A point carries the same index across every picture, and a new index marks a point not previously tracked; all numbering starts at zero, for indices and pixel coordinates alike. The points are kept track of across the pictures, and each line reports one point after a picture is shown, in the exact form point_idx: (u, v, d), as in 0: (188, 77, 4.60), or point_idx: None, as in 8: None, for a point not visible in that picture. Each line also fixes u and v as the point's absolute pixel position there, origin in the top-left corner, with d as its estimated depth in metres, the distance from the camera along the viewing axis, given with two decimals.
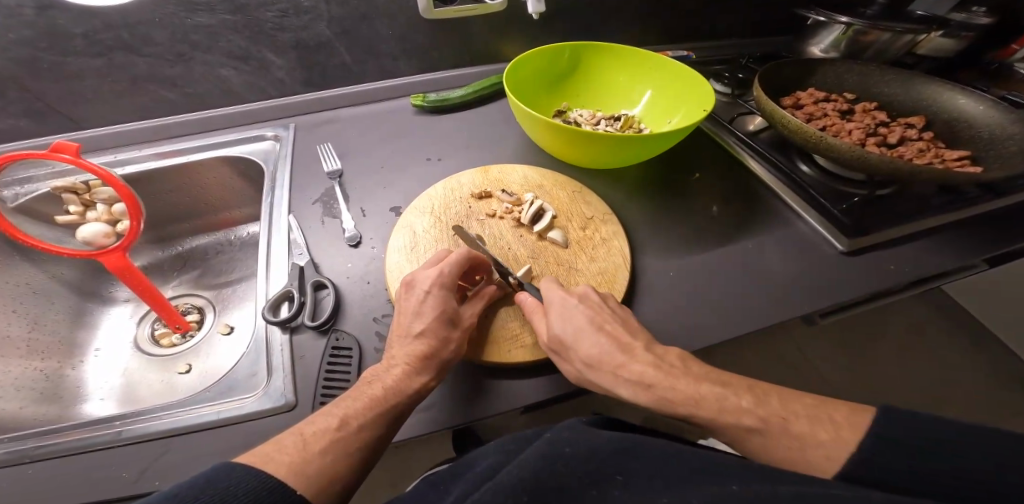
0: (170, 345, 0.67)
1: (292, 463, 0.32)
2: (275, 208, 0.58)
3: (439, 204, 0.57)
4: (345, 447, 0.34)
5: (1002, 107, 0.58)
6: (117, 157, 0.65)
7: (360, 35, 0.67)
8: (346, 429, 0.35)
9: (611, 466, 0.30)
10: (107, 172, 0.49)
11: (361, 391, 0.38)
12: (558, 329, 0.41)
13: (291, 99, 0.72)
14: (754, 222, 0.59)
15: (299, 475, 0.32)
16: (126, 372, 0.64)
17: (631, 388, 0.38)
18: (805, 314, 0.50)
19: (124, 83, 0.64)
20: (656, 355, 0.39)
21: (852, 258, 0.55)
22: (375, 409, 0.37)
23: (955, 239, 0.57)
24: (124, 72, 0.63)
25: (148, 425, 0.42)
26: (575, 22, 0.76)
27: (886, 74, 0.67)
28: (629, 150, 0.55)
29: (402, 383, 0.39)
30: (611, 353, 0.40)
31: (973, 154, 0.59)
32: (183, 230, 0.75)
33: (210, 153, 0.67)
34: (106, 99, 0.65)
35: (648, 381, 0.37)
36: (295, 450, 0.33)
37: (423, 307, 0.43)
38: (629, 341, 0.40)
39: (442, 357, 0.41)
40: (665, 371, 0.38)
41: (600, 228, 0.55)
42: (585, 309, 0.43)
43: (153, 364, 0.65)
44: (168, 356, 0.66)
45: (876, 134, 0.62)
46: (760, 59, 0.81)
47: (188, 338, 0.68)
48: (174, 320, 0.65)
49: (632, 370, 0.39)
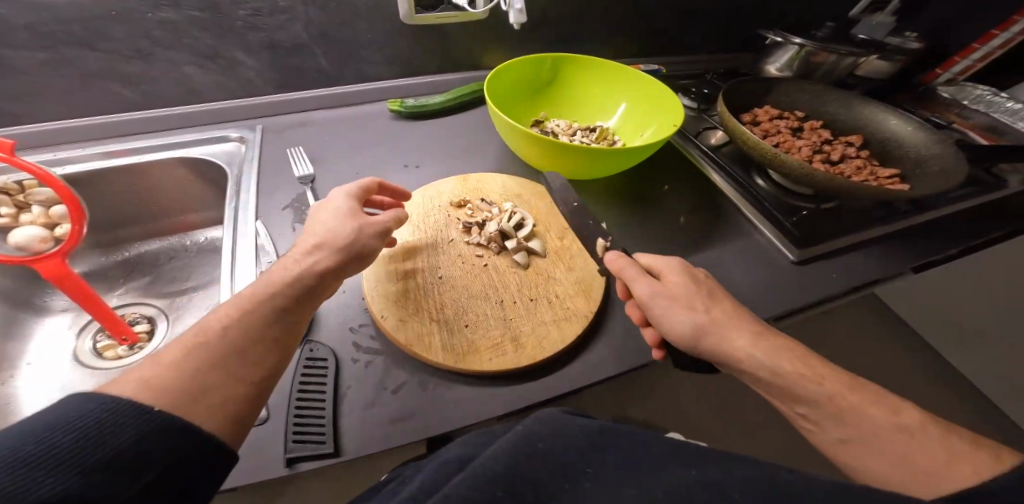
0: (116, 358, 0.62)
1: (148, 379, 0.27)
2: (241, 213, 0.56)
3: (417, 211, 0.56)
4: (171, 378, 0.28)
5: (928, 128, 0.65)
6: (57, 155, 0.59)
7: (337, 39, 0.66)
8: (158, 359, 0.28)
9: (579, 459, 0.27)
10: (44, 171, 0.45)
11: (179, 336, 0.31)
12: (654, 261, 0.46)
13: (259, 100, 0.69)
14: (717, 232, 0.63)
15: (150, 388, 0.27)
16: (67, 389, 0.58)
17: (666, 303, 0.42)
18: (768, 316, 0.54)
19: (72, 80, 0.58)
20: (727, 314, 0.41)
21: (803, 266, 0.60)
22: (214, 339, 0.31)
23: (894, 250, 0.63)
24: (71, 67, 0.57)
25: None
26: (553, 36, 0.78)
27: (831, 95, 0.73)
28: (605, 162, 0.58)
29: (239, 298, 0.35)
30: (679, 291, 0.42)
31: (905, 172, 0.65)
32: (134, 235, 0.70)
33: (169, 153, 0.63)
34: (49, 97, 0.59)
35: (778, 359, 0.37)
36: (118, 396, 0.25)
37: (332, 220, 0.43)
38: (714, 294, 0.43)
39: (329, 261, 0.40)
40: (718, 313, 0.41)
41: (577, 237, 0.56)
42: (682, 270, 0.45)
43: (98, 377, 0.60)
44: (115, 369, 0.60)
45: (822, 151, 0.67)
46: (724, 76, 0.86)
47: (136, 351, 0.63)
48: (121, 331, 0.61)
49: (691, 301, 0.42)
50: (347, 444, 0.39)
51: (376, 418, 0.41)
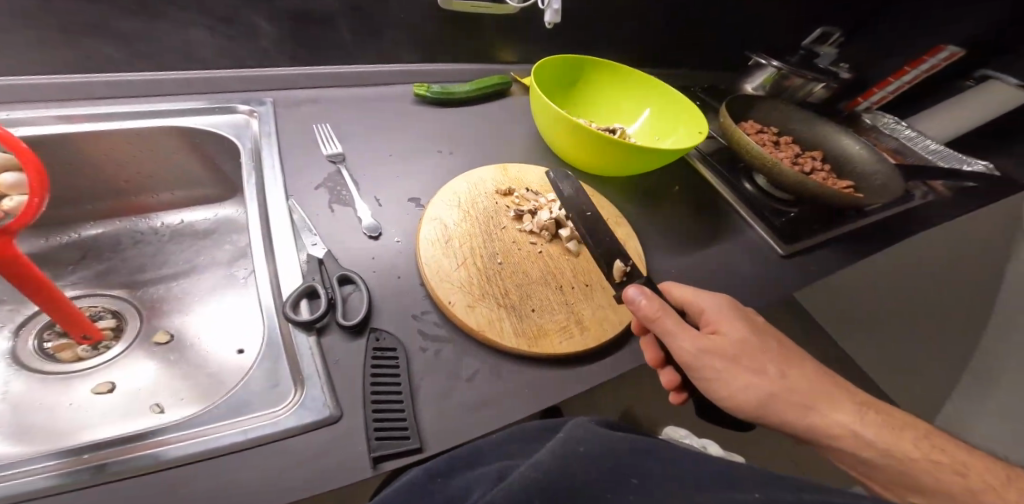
0: (73, 359, 0.53)
1: None
2: (270, 192, 0.51)
3: (465, 198, 0.55)
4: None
5: (874, 150, 0.80)
6: (10, 115, 0.49)
7: (368, 14, 0.62)
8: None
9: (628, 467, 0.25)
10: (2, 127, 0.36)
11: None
12: (708, 307, 0.44)
13: (271, 72, 0.63)
14: (719, 230, 0.70)
15: None
16: (7, 398, 0.47)
17: (717, 360, 0.40)
18: (768, 302, 0.63)
19: (50, 31, 0.49)
20: (774, 374, 0.39)
21: (789, 260, 0.70)
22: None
23: (850, 248, 0.76)
24: (52, 15, 0.47)
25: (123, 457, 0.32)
26: (571, 37, 0.81)
27: (799, 115, 0.87)
28: (637, 160, 0.62)
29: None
30: (726, 350, 0.40)
31: (857, 185, 0.79)
32: (77, 215, 0.60)
33: (154, 122, 0.55)
34: (13, 47, 0.49)
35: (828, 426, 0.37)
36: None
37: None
38: (764, 349, 0.41)
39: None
40: (768, 378, 0.39)
41: (616, 229, 0.59)
42: (739, 323, 0.42)
43: (53, 386, 0.50)
44: (75, 375, 0.51)
45: (797, 163, 0.79)
46: (710, 91, 0.95)
47: (101, 351, 0.54)
48: (83, 329, 0.52)
49: (746, 361, 0.40)
50: (429, 437, 0.38)
51: (456, 406, 0.41)
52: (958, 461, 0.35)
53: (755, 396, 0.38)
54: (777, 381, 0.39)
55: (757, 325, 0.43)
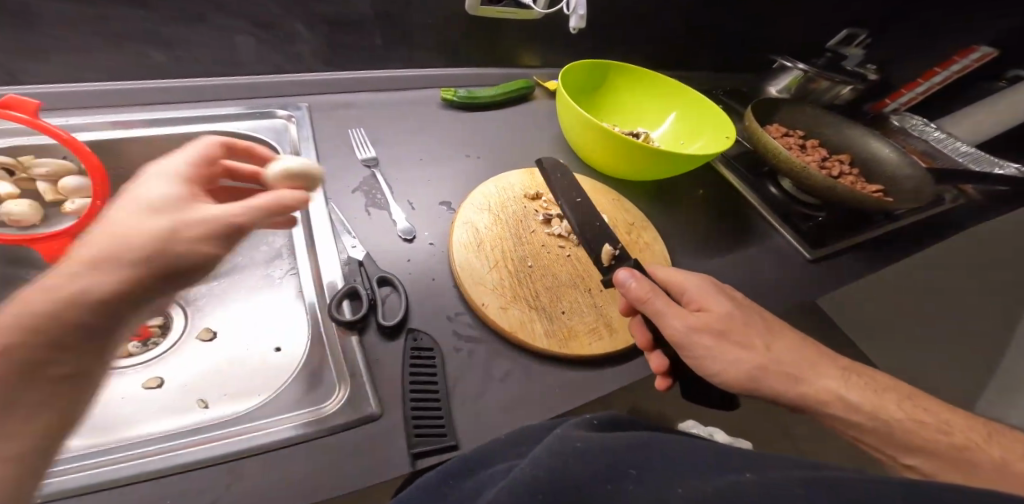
0: (125, 356, 0.56)
1: None
2: (310, 195, 0.53)
3: (495, 202, 0.57)
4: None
5: (905, 153, 0.78)
6: (71, 121, 0.52)
7: (399, 19, 0.64)
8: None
9: (623, 460, 0.25)
10: (70, 136, 0.41)
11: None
12: (692, 286, 0.44)
13: (307, 77, 0.65)
14: (743, 234, 0.70)
15: None
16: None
17: (706, 338, 0.40)
18: (794, 305, 0.63)
19: (106, 40, 0.52)
20: (761, 348, 0.40)
21: (815, 264, 0.69)
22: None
23: (876, 251, 0.75)
24: (110, 25, 0.50)
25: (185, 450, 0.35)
26: (595, 39, 0.82)
27: (825, 118, 0.86)
28: (663, 164, 0.63)
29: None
30: (715, 327, 0.40)
31: (885, 188, 0.78)
32: None
33: (201, 127, 0.57)
34: (73, 56, 0.52)
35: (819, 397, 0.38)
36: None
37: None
38: (747, 323, 0.42)
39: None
40: (754, 352, 0.40)
41: (643, 233, 0.60)
42: (722, 297, 0.43)
43: (108, 379, 0.53)
44: (127, 368, 0.54)
45: (824, 167, 0.78)
46: (732, 93, 0.96)
47: (150, 347, 0.57)
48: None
49: (734, 338, 0.40)
50: (466, 436, 0.40)
51: (489, 405, 0.42)
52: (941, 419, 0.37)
53: (745, 372, 0.39)
54: (765, 357, 0.39)
55: (738, 299, 0.44)
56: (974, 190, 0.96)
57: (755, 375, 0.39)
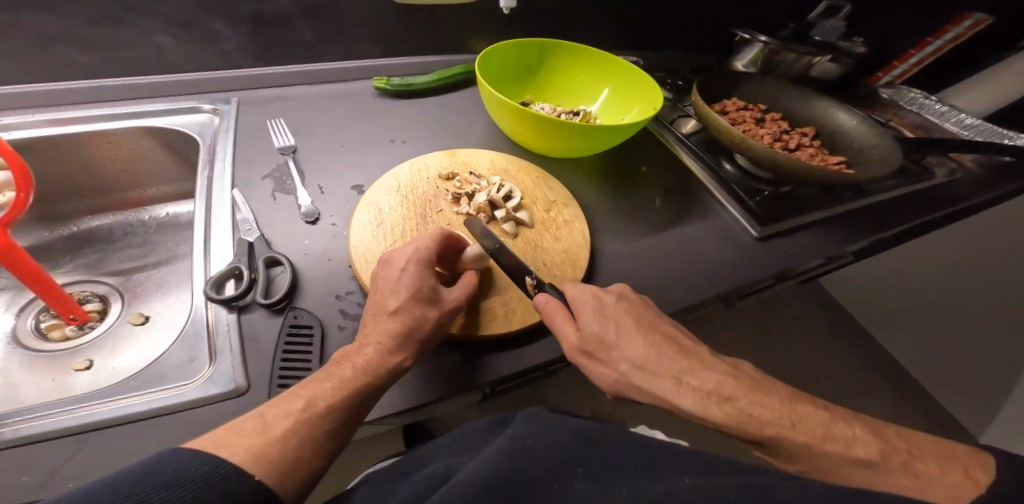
0: (64, 339, 0.56)
1: (251, 446, 0.29)
2: (216, 183, 0.54)
3: (406, 184, 0.57)
4: (310, 429, 0.32)
5: (869, 122, 0.73)
6: (2, 120, 0.55)
7: (324, 12, 0.65)
8: (313, 410, 0.33)
9: (573, 461, 0.31)
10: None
11: (330, 372, 0.36)
12: (586, 292, 0.43)
13: (236, 73, 0.67)
14: (688, 213, 0.66)
15: (261, 458, 0.29)
16: (4, 373, 0.51)
17: (598, 354, 0.40)
18: (736, 286, 0.59)
19: (30, 43, 0.54)
20: (655, 349, 0.40)
21: (764, 243, 0.65)
22: (346, 389, 0.35)
23: (841, 230, 0.69)
24: (29, 28, 0.53)
25: (45, 421, 0.36)
26: (540, 23, 0.80)
27: (790, 91, 0.80)
28: (590, 141, 0.60)
29: (374, 363, 0.37)
30: (609, 337, 0.40)
31: (849, 160, 0.72)
32: (81, 208, 0.65)
33: (127, 122, 0.59)
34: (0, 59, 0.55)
35: (718, 391, 0.36)
36: (257, 431, 0.30)
37: (399, 284, 0.41)
38: (641, 326, 0.41)
39: (417, 335, 0.39)
40: (653, 358, 0.39)
41: (563, 210, 0.59)
42: (618, 305, 0.43)
43: (40, 362, 0.54)
44: (61, 351, 0.55)
45: (781, 140, 0.73)
46: (696, 70, 0.91)
47: (87, 331, 0.58)
48: (70, 310, 0.56)
49: (628, 350, 0.39)
50: None
51: None
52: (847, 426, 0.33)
53: (642, 385, 0.38)
54: (662, 362, 0.39)
55: (630, 296, 0.45)
56: (971, 161, 0.88)
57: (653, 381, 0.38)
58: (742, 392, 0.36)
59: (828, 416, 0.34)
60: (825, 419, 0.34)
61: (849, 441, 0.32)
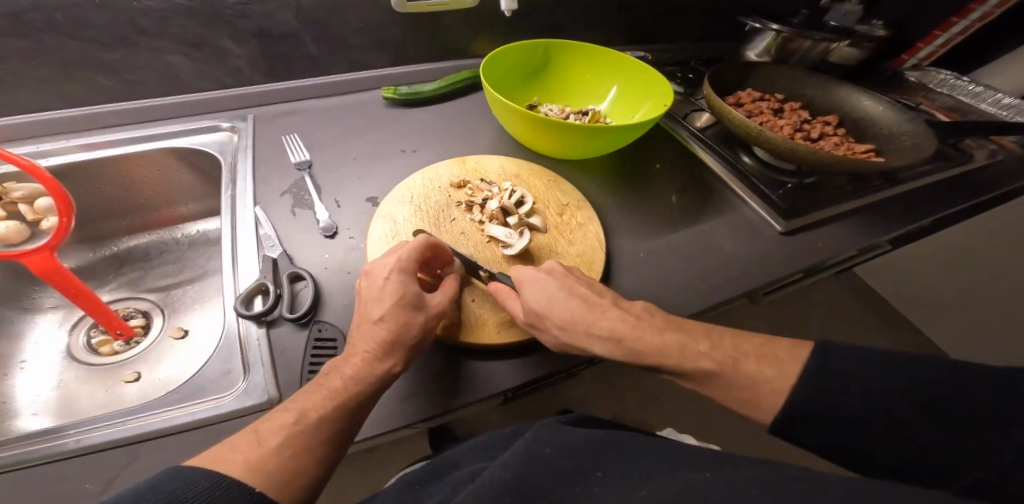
0: (111, 354, 0.59)
1: (247, 461, 0.30)
2: (239, 200, 0.55)
3: (418, 194, 0.57)
4: (304, 440, 0.33)
5: (897, 107, 0.70)
6: (40, 147, 0.58)
7: (329, 26, 0.66)
8: (304, 422, 0.33)
9: (589, 466, 0.31)
10: (31, 163, 0.41)
11: (319, 384, 0.36)
12: (518, 273, 0.45)
13: (249, 90, 0.69)
14: (705, 210, 0.65)
15: (257, 472, 0.30)
16: (63, 387, 0.55)
17: (538, 328, 0.43)
18: (756, 286, 0.57)
19: (55, 71, 0.57)
20: (587, 308, 0.43)
21: (789, 237, 0.62)
22: (337, 399, 0.35)
23: (868, 220, 0.66)
24: (54, 57, 0.55)
25: (103, 432, 0.38)
26: (545, 23, 0.79)
27: (809, 78, 0.77)
28: (601, 141, 0.59)
29: (364, 372, 0.37)
30: (551, 312, 0.42)
31: (878, 147, 0.69)
32: (116, 230, 0.68)
33: (153, 144, 0.62)
34: (29, 89, 0.57)
35: (629, 336, 0.41)
36: (250, 448, 0.31)
37: (384, 292, 0.41)
38: (573, 295, 0.43)
39: (404, 341, 0.39)
40: (587, 319, 0.42)
41: (576, 214, 0.58)
42: (555, 280, 0.45)
43: (96, 375, 0.57)
44: (110, 366, 0.58)
45: (802, 130, 0.70)
46: (707, 62, 0.89)
47: (133, 346, 0.61)
48: (116, 326, 0.58)
49: (563, 320, 0.42)
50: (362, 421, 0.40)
51: (386, 395, 0.42)
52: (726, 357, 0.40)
53: (580, 346, 0.42)
54: (592, 322, 0.42)
55: (558, 269, 0.46)
56: (1011, 143, 0.83)
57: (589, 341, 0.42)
58: (644, 335, 0.41)
59: (706, 339, 0.41)
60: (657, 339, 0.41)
61: (725, 360, 0.40)
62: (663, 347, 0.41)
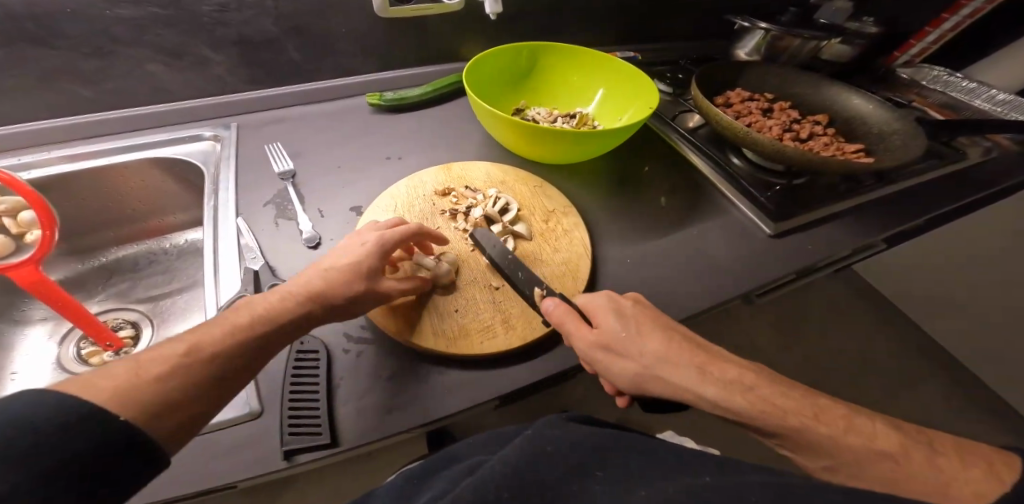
0: (101, 364, 0.59)
1: (118, 387, 0.25)
2: (221, 211, 0.55)
3: (402, 202, 0.57)
4: (191, 374, 0.28)
5: (887, 105, 0.69)
6: (21, 160, 0.58)
7: (311, 33, 0.65)
8: (196, 355, 0.29)
9: (591, 463, 0.30)
10: (9, 175, 0.41)
11: (223, 319, 0.33)
12: (588, 298, 0.43)
13: (233, 98, 0.68)
14: (695, 212, 0.64)
15: (126, 397, 0.25)
16: None
17: (614, 357, 0.40)
18: (746, 290, 0.56)
19: (34, 81, 0.56)
20: (681, 344, 0.39)
21: (778, 240, 0.62)
22: (241, 335, 0.32)
23: (860, 221, 0.66)
24: (31, 67, 0.55)
25: None
26: (531, 26, 0.78)
27: (799, 78, 0.76)
28: (586, 146, 0.59)
29: (279, 316, 0.35)
30: (629, 341, 0.39)
31: (869, 147, 0.68)
32: (103, 241, 0.68)
33: (136, 154, 0.61)
34: (8, 100, 0.57)
35: (744, 383, 0.36)
36: (127, 373, 0.26)
37: (334, 261, 0.41)
38: (662, 330, 0.41)
39: (332, 301, 0.38)
40: (677, 354, 0.38)
41: (562, 220, 0.58)
42: (640, 311, 0.42)
43: None
44: None
45: (791, 130, 0.69)
46: (697, 62, 0.88)
47: (123, 356, 0.60)
48: (105, 338, 0.58)
49: (642, 350, 0.39)
50: (343, 434, 0.39)
51: (369, 407, 0.41)
52: (859, 428, 0.33)
53: (663, 386, 0.37)
54: (685, 359, 0.38)
55: (642, 300, 0.44)
56: (1006, 140, 0.82)
57: (674, 380, 0.37)
58: (754, 383, 0.36)
59: (839, 409, 0.34)
60: (658, 346, 0.39)
61: (871, 434, 0.32)
62: (786, 402, 0.34)
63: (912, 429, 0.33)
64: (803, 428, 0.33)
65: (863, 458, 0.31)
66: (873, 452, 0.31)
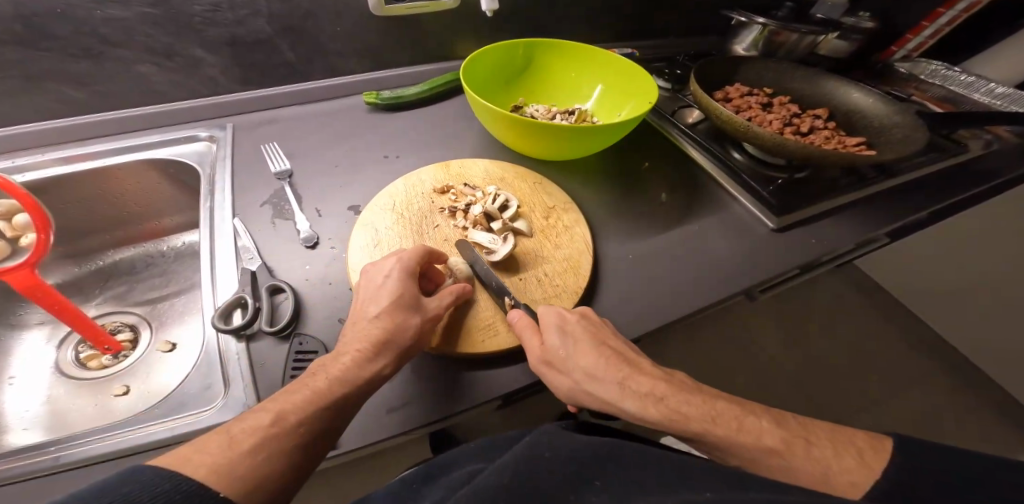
0: (100, 368, 0.58)
1: (215, 463, 0.29)
2: (217, 212, 0.54)
3: (401, 201, 0.56)
4: (277, 446, 0.31)
5: (887, 99, 0.68)
6: (15, 163, 0.57)
7: (304, 33, 0.64)
8: (281, 424, 0.32)
9: (588, 472, 0.30)
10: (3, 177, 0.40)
11: (303, 383, 0.35)
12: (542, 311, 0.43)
13: (228, 98, 0.67)
14: (696, 208, 0.64)
15: (222, 474, 0.28)
16: (52, 400, 0.54)
17: (553, 370, 0.40)
18: (749, 286, 0.55)
19: (24, 83, 0.56)
20: (618, 358, 0.40)
21: (780, 234, 0.61)
22: (317, 402, 0.34)
23: (862, 215, 0.65)
24: (21, 69, 0.54)
25: (85, 449, 0.37)
26: (528, 23, 0.78)
27: (797, 72, 0.76)
28: (586, 142, 0.58)
29: (351, 373, 0.36)
30: (573, 355, 0.40)
31: (869, 140, 0.68)
32: (99, 244, 0.67)
33: (132, 155, 0.61)
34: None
35: (658, 394, 0.38)
36: (222, 449, 0.30)
37: (381, 293, 0.41)
38: (604, 343, 0.41)
39: (397, 344, 0.39)
40: (615, 368, 0.39)
41: (562, 216, 0.57)
42: (586, 324, 0.43)
43: (86, 388, 0.56)
44: (100, 379, 0.57)
45: (791, 124, 0.69)
46: (694, 58, 0.88)
47: (121, 359, 0.59)
48: (103, 341, 0.57)
49: (586, 364, 0.39)
50: (344, 435, 0.38)
51: (369, 408, 0.40)
52: (755, 425, 0.36)
53: (597, 399, 0.39)
54: (622, 372, 0.39)
55: (591, 314, 0.44)
56: (1006, 132, 0.82)
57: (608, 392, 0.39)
58: (679, 394, 0.38)
59: (742, 410, 0.37)
60: (590, 362, 0.39)
61: (758, 432, 0.35)
62: (699, 409, 0.37)
63: (796, 426, 0.36)
64: (716, 432, 0.35)
65: (754, 456, 0.34)
66: (766, 449, 0.34)
